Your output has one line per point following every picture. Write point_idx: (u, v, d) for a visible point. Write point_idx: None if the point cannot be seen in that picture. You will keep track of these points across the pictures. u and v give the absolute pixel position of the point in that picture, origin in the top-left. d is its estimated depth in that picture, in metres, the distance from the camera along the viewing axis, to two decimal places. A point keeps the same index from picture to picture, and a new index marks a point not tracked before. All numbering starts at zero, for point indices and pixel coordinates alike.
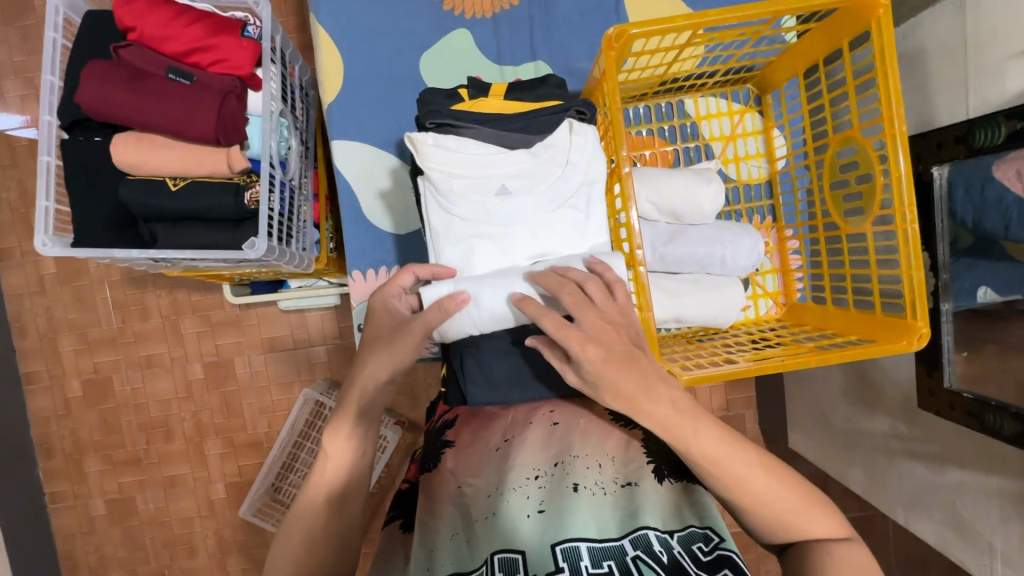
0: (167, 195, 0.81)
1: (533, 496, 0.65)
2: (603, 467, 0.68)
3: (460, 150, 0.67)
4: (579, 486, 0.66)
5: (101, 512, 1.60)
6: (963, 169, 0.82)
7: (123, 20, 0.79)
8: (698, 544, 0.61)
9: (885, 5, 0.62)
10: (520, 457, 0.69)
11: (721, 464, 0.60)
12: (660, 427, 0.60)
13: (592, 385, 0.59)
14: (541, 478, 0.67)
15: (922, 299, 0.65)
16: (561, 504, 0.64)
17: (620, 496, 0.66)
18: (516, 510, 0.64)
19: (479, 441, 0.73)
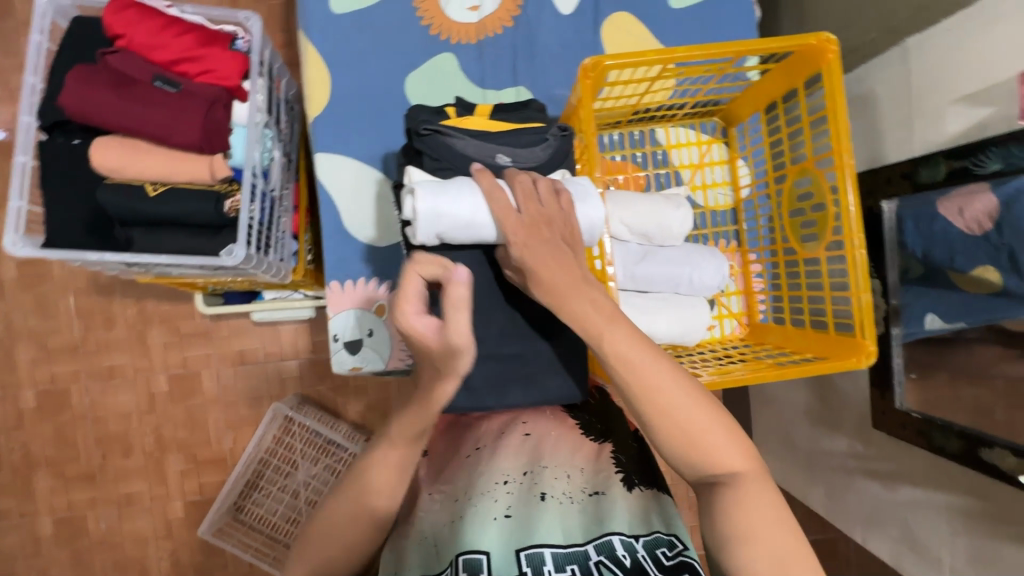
0: (147, 200, 0.81)
1: (502, 501, 0.67)
2: (571, 477, 0.70)
3: (448, 162, 0.69)
4: (547, 495, 0.68)
5: (48, 532, 1.52)
6: (911, 205, 0.88)
7: (112, 27, 0.80)
8: (663, 550, 0.63)
9: (835, 50, 0.68)
10: (491, 464, 0.71)
11: (630, 368, 0.61)
12: (580, 325, 0.62)
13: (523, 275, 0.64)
14: (511, 484, 0.69)
15: (869, 320, 0.70)
16: (529, 512, 0.66)
17: (587, 505, 0.68)
18: (484, 511, 0.65)
19: (453, 450, 0.76)
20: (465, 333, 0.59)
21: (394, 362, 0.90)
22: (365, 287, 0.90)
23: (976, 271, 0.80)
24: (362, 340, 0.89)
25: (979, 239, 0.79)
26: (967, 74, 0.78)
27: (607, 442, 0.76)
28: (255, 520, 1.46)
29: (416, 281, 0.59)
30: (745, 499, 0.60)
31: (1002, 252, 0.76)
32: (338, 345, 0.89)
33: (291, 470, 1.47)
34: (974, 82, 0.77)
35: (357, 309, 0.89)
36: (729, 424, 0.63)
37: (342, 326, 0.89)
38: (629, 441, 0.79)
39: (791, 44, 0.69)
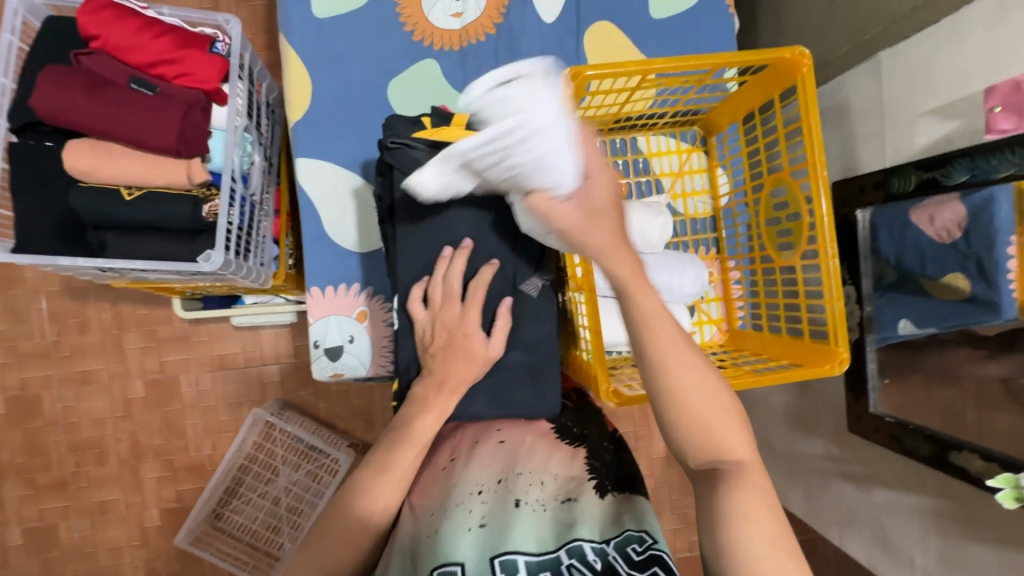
0: (121, 204, 0.79)
1: (476, 511, 0.67)
2: (545, 484, 0.71)
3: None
4: (521, 502, 0.68)
5: (18, 542, 1.48)
6: (883, 214, 0.90)
7: (86, 27, 0.79)
8: (633, 546, 0.63)
9: (808, 64, 0.70)
10: (465, 474, 0.71)
11: (655, 329, 0.59)
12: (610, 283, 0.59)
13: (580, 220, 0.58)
14: (484, 493, 0.69)
15: (843, 328, 0.72)
16: (503, 520, 0.65)
17: (559, 512, 0.68)
18: (458, 522, 0.65)
19: (430, 464, 0.75)
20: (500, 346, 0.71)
21: (376, 368, 0.89)
22: (346, 293, 0.89)
23: (946, 278, 0.82)
24: (342, 346, 0.89)
25: (947, 247, 0.81)
26: (935, 89, 0.80)
27: (583, 447, 0.77)
28: (234, 528, 1.44)
29: (480, 297, 0.70)
30: (744, 480, 0.55)
31: (970, 260, 0.78)
32: (318, 352, 0.88)
33: (272, 476, 1.45)
34: (941, 97, 0.80)
35: (338, 316, 0.89)
36: (740, 409, 0.58)
37: (322, 332, 0.89)
38: (603, 444, 0.80)
39: (766, 58, 0.70)
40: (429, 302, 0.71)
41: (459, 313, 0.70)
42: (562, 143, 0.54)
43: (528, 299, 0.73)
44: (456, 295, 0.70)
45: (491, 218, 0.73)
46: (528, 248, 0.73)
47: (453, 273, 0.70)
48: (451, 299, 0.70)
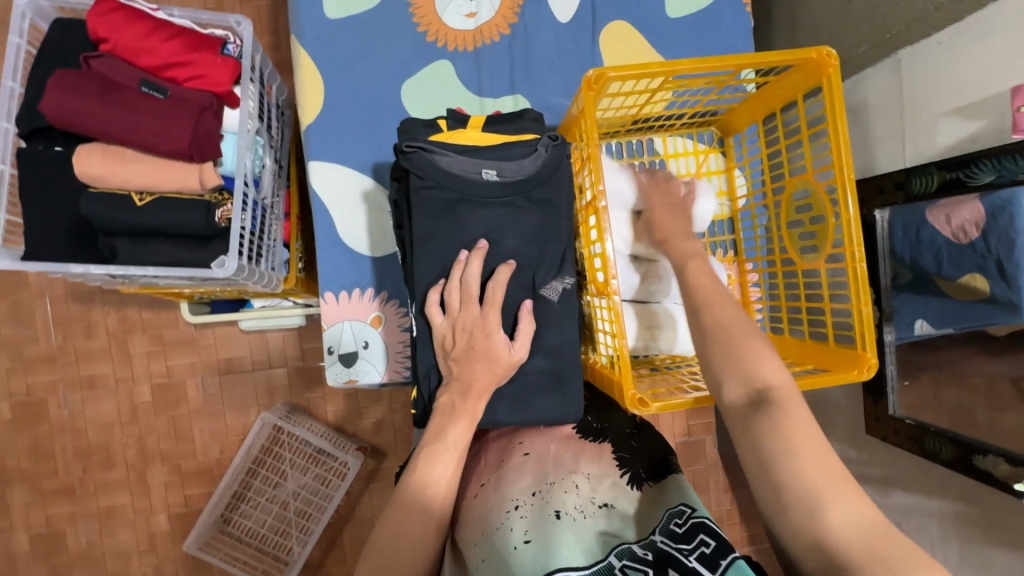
0: (132, 210, 0.78)
1: (518, 528, 0.65)
2: (580, 489, 0.69)
3: (432, 178, 0.68)
4: (561, 512, 0.66)
5: (25, 548, 1.47)
6: (902, 213, 0.89)
7: (96, 30, 0.77)
8: (676, 521, 0.64)
9: (835, 64, 0.68)
10: (499, 495, 0.70)
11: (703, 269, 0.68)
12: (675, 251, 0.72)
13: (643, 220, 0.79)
14: (523, 508, 0.67)
15: (870, 332, 0.70)
16: (547, 531, 0.64)
17: (599, 516, 0.67)
18: (504, 542, 0.64)
19: (463, 494, 0.75)
20: (523, 350, 0.69)
21: (390, 374, 0.88)
22: (360, 298, 0.88)
23: (963, 279, 0.82)
24: (357, 352, 0.87)
25: (965, 247, 0.81)
26: (959, 87, 0.79)
27: (606, 441, 0.77)
28: (243, 532, 1.43)
29: (499, 300, 0.68)
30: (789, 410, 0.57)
31: (989, 261, 0.78)
32: (332, 358, 0.87)
33: (280, 480, 1.44)
34: (964, 95, 0.79)
35: (351, 321, 0.87)
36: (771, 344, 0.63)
37: (337, 338, 0.87)
38: (623, 430, 0.80)
39: (791, 58, 0.69)
40: (448, 306, 0.69)
41: (478, 317, 0.68)
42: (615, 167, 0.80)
43: (549, 304, 0.72)
44: (475, 298, 0.68)
45: (509, 221, 0.70)
46: (547, 253, 0.71)
47: (471, 276, 0.68)
48: (471, 302, 0.68)
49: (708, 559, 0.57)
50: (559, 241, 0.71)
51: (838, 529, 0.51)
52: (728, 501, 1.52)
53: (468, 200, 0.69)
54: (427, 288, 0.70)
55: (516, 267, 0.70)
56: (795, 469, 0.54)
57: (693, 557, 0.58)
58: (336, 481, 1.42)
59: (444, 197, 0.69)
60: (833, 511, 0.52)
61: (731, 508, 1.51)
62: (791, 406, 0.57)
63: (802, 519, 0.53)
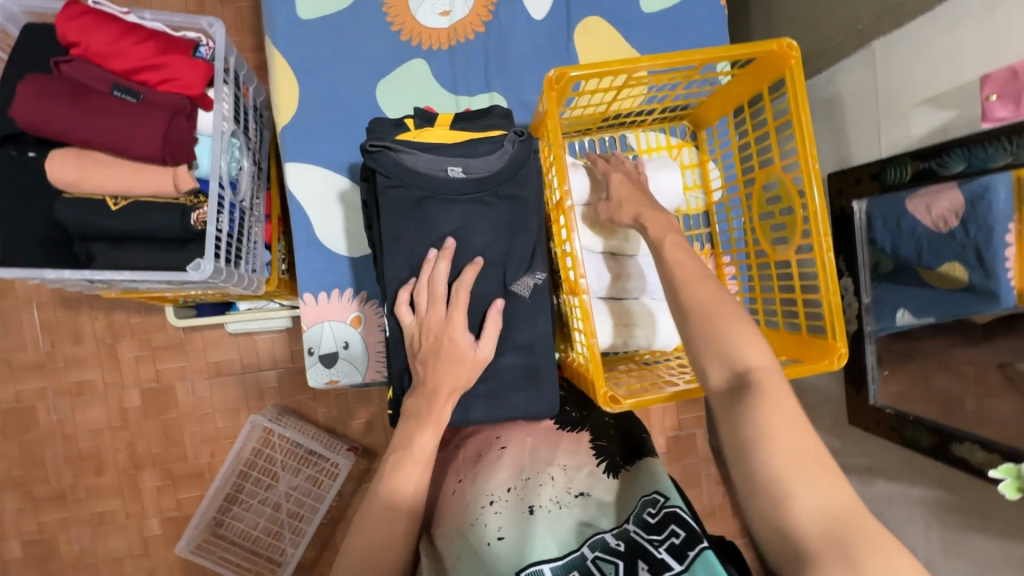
0: (107, 215, 0.78)
1: (493, 525, 0.65)
2: (555, 480, 0.70)
3: (398, 178, 0.68)
4: (535, 506, 0.66)
5: (18, 556, 1.47)
6: (879, 204, 0.90)
7: (66, 35, 0.77)
8: (649, 510, 0.64)
9: (796, 56, 0.68)
10: (476, 491, 0.70)
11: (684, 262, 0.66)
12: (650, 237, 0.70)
13: (613, 202, 0.76)
14: (498, 504, 0.67)
15: (840, 322, 0.71)
16: (520, 528, 0.63)
17: (574, 506, 0.67)
18: (478, 540, 0.63)
19: (442, 489, 0.76)
20: (490, 349, 0.69)
21: (371, 373, 0.88)
22: (339, 299, 0.88)
23: (943, 268, 0.81)
24: (337, 353, 0.88)
25: (946, 236, 0.80)
26: (931, 76, 0.80)
27: (584, 430, 0.78)
28: (236, 535, 1.43)
29: (464, 301, 0.68)
30: (774, 400, 0.54)
31: (968, 250, 0.77)
32: (313, 358, 0.88)
33: (272, 482, 1.44)
34: (934, 86, 0.79)
35: (331, 321, 0.87)
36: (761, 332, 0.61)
37: (316, 339, 0.87)
38: (604, 421, 0.81)
39: (753, 51, 0.69)
40: (416, 307, 0.69)
41: (443, 318, 0.68)
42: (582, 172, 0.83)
43: (519, 299, 0.72)
44: (441, 299, 0.68)
45: (478, 217, 0.70)
46: (518, 247, 0.72)
47: (438, 276, 0.68)
48: (437, 303, 0.68)
49: (677, 549, 0.58)
50: (528, 235, 0.72)
51: (804, 520, 0.50)
52: (720, 494, 1.53)
53: (435, 198, 0.69)
54: (398, 287, 0.70)
55: (482, 266, 0.70)
56: (770, 455, 0.52)
57: (662, 548, 0.59)
58: (326, 481, 1.43)
59: (410, 196, 0.69)
60: (801, 498, 0.50)
61: (722, 500, 1.52)
62: (772, 387, 0.55)
63: (769, 509, 0.51)
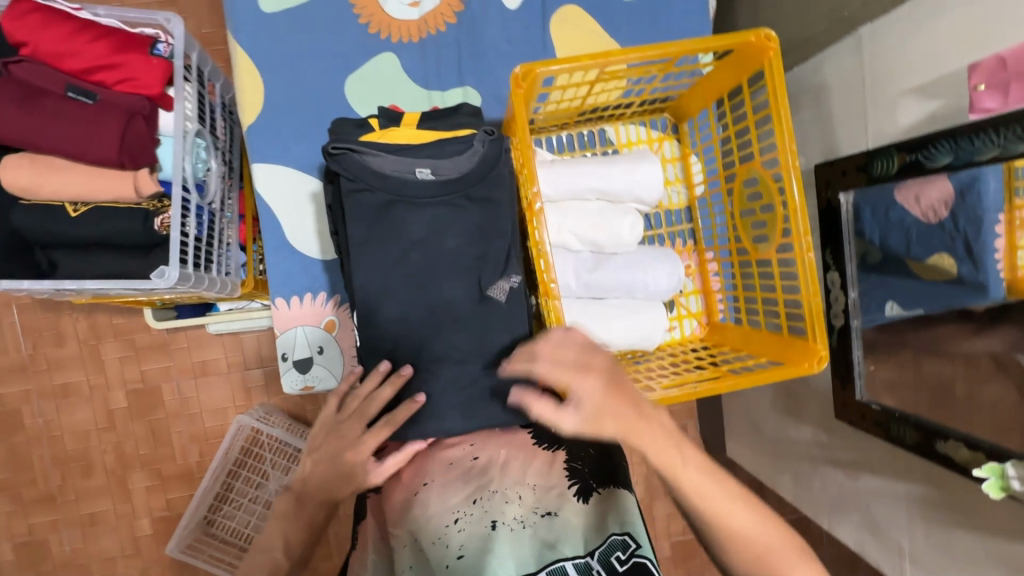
0: (67, 221, 0.76)
1: (453, 543, 0.61)
2: (522, 498, 0.65)
3: (363, 181, 0.66)
4: (497, 523, 0.62)
5: (10, 557, 1.47)
6: (867, 196, 0.87)
7: (13, 34, 0.73)
8: (617, 554, 0.60)
9: (774, 46, 0.65)
10: (441, 500, 0.64)
11: (713, 490, 0.63)
12: (655, 454, 0.64)
13: (590, 419, 0.62)
14: (461, 521, 0.63)
15: (820, 323, 0.68)
16: (480, 549, 0.60)
17: (539, 527, 0.63)
18: (436, 560, 0.61)
19: (403, 486, 0.68)
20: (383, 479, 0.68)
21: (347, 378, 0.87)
22: (312, 303, 0.85)
23: (932, 260, 0.80)
24: (312, 357, 0.86)
25: (934, 227, 0.79)
26: (918, 64, 0.77)
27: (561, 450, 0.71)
28: (227, 534, 1.41)
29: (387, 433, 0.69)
30: None
31: (957, 241, 0.76)
32: (287, 364, 0.85)
33: (262, 480, 1.43)
34: (922, 74, 0.77)
35: (305, 326, 0.85)
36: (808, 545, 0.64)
37: (290, 344, 0.85)
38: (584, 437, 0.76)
39: (728, 43, 0.66)
40: (346, 408, 0.73)
41: (360, 433, 0.70)
42: (555, 170, 0.80)
43: (496, 304, 0.70)
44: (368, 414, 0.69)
45: (449, 220, 0.68)
46: (493, 252, 0.69)
47: (377, 395, 0.68)
48: (364, 415, 0.70)
49: None
50: (502, 239, 0.69)
51: None
52: None
53: (403, 201, 0.67)
54: (379, 355, 0.69)
55: (422, 405, 0.68)
56: None
57: None
58: None
59: (376, 200, 0.66)
60: None
61: None
62: None
63: None
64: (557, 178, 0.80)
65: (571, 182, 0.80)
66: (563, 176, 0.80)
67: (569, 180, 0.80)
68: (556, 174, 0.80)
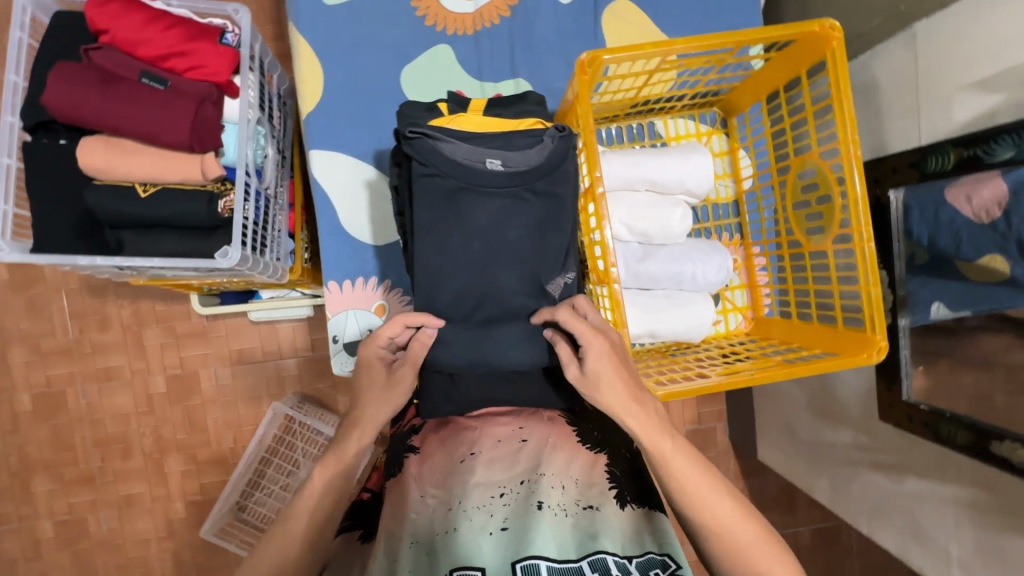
0: (137, 202, 0.78)
1: (496, 514, 0.60)
2: (566, 488, 0.64)
3: (434, 166, 0.67)
4: (543, 504, 0.61)
5: (50, 535, 1.52)
6: (916, 194, 0.87)
7: (96, 22, 0.77)
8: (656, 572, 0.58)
9: (839, 36, 0.66)
10: (487, 474, 0.64)
11: (675, 459, 0.62)
12: (642, 431, 0.63)
13: (590, 380, 0.63)
14: (507, 496, 0.62)
15: (880, 314, 0.68)
16: (525, 522, 0.59)
17: (581, 518, 0.62)
18: (478, 526, 0.59)
19: (446, 452, 0.68)
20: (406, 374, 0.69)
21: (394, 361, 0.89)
22: (363, 287, 0.87)
23: (982, 261, 0.78)
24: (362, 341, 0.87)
25: (986, 227, 0.77)
26: (978, 57, 0.76)
27: (604, 453, 0.70)
28: (258, 520, 1.44)
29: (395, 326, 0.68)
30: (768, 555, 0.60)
31: (1009, 242, 0.74)
32: (338, 346, 0.87)
33: (294, 468, 1.45)
34: (981, 68, 0.76)
35: (355, 309, 0.87)
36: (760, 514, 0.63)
37: (341, 327, 0.87)
38: (620, 451, 0.72)
39: (793, 32, 0.67)
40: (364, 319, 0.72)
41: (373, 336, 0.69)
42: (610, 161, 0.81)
43: (552, 299, 0.71)
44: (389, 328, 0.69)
45: (513, 211, 0.69)
46: (553, 245, 0.70)
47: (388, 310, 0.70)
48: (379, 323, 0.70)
49: None
50: (563, 234, 0.70)
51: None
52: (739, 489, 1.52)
53: (472, 189, 0.68)
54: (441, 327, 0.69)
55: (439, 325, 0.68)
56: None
57: None
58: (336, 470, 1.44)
59: (447, 185, 0.67)
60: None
61: None
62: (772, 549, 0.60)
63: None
64: (611, 168, 0.81)
65: (624, 171, 0.81)
66: (617, 166, 0.81)
67: (622, 170, 0.81)
68: (610, 164, 0.81)
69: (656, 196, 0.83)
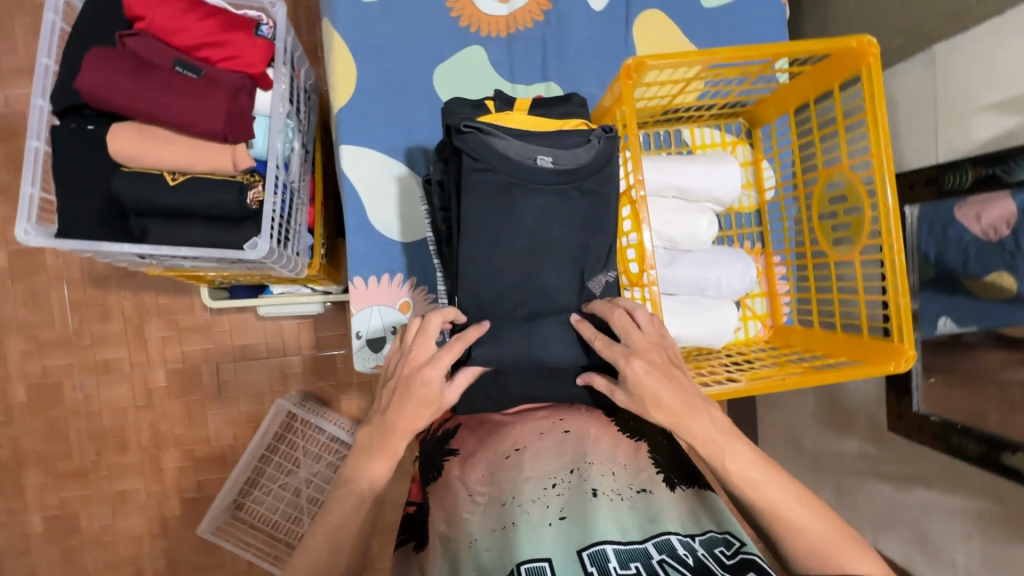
0: (167, 189, 0.78)
1: (553, 504, 0.62)
2: (616, 474, 0.65)
3: (486, 161, 0.67)
4: (598, 492, 0.62)
5: (39, 530, 1.48)
6: (932, 210, 0.89)
7: (132, 9, 0.77)
8: (721, 548, 0.57)
9: (875, 52, 0.68)
10: (536, 465, 0.65)
11: (733, 455, 0.62)
12: (704, 442, 0.63)
13: (637, 400, 0.64)
14: (559, 486, 0.63)
15: (908, 322, 0.70)
16: (582, 510, 0.61)
17: (637, 502, 0.63)
18: (537, 518, 0.60)
19: (488, 449, 0.68)
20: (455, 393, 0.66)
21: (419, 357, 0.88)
22: (388, 283, 0.87)
23: (991, 278, 0.80)
24: (386, 337, 0.87)
25: (994, 245, 0.79)
26: (998, 79, 0.78)
27: (643, 440, 0.71)
28: (257, 519, 1.42)
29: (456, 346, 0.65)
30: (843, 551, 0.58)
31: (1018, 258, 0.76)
32: (361, 342, 0.87)
33: (293, 468, 1.43)
34: (1001, 89, 0.78)
35: (379, 305, 0.87)
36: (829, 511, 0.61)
37: (365, 322, 0.87)
38: (658, 436, 0.73)
39: (829, 46, 0.68)
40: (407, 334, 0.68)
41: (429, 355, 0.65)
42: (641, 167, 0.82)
43: (593, 295, 0.71)
44: (431, 336, 0.66)
45: (559, 209, 0.69)
46: (595, 245, 0.71)
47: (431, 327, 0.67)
48: (428, 338, 0.66)
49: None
50: (605, 233, 0.71)
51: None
52: None
53: (522, 186, 0.68)
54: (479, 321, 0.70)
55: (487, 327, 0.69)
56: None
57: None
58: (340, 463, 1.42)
59: (497, 180, 0.67)
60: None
61: None
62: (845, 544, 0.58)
63: None
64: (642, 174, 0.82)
65: (656, 178, 0.82)
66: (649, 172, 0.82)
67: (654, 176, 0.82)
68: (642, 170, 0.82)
69: (683, 202, 0.84)
